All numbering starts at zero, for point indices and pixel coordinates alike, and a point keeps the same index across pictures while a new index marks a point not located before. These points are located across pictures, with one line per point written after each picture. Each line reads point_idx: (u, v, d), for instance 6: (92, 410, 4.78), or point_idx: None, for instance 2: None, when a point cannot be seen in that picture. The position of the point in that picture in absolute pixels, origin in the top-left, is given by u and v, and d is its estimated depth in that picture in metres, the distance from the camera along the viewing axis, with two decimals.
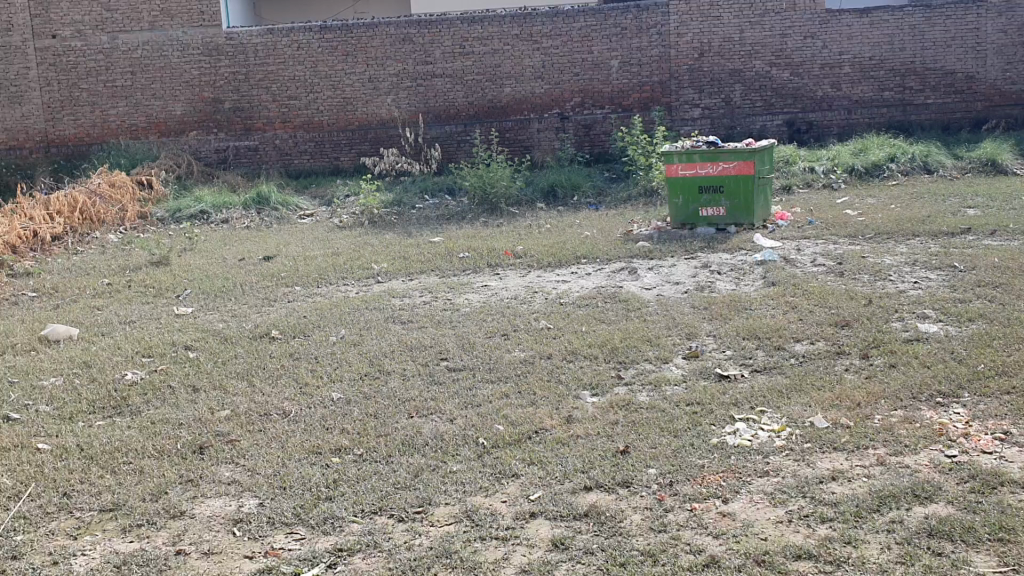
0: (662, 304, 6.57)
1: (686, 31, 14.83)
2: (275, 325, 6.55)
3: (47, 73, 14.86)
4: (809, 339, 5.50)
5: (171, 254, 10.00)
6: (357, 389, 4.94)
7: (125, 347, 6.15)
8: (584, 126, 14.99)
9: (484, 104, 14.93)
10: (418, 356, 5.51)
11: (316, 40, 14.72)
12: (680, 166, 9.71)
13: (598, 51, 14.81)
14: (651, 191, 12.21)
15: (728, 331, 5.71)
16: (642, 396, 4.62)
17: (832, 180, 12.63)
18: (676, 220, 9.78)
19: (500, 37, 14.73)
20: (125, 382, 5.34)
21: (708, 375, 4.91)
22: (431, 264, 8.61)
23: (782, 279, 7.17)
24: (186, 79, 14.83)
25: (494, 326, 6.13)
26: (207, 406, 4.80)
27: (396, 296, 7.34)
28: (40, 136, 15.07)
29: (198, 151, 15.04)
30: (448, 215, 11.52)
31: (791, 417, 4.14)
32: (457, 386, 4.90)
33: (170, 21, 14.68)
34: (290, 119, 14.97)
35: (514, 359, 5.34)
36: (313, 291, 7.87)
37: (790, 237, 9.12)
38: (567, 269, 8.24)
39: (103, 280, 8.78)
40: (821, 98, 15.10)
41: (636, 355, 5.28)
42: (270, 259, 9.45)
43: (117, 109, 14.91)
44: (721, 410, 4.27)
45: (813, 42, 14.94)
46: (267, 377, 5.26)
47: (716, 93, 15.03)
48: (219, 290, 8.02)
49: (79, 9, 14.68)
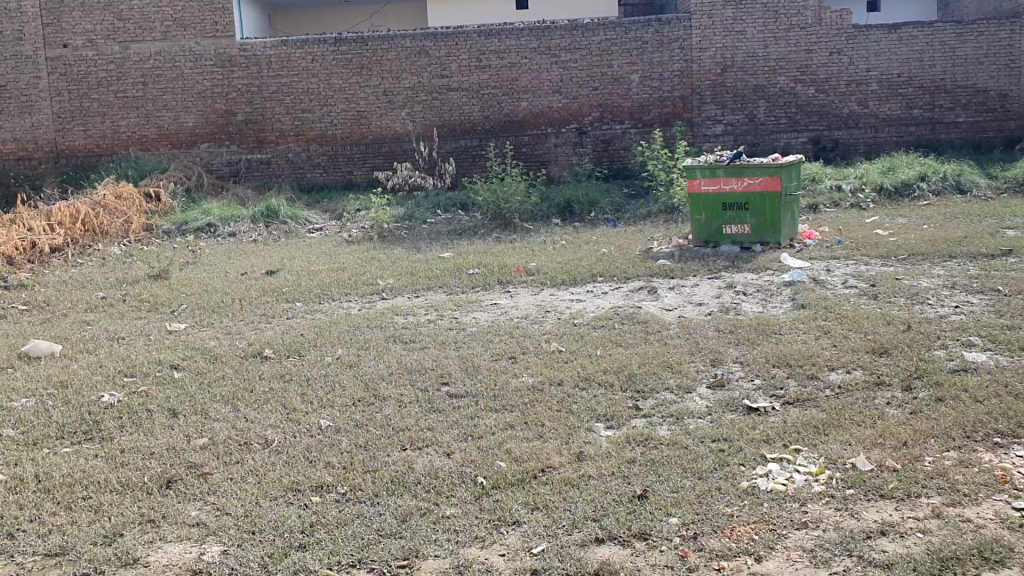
0: (684, 327, 6.12)
1: (709, 46, 14.38)
2: (270, 343, 6.14)
3: (57, 83, 14.59)
4: (845, 367, 5.03)
5: (173, 267, 9.65)
6: (348, 416, 4.52)
7: (108, 366, 5.74)
8: (603, 142, 14.60)
9: (500, 118, 14.55)
10: (418, 380, 5.08)
11: (330, 52, 14.38)
12: (703, 181, 9.26)
13: (618, 66, 14.40)
14: (673, 207, 11.76)
15: (756, 357, 5.25)
16: (662, 430, 4.16)
17: (860, 199, 12.13)
18: (698, 237, 9.34)
19: (517, 50, 14.34)
20: (101, 405, 4.92)
21: (735, 407, 4.45)
22: (438, 280, 8.20)
23: (813, 301, 6.71)
24: (198, 89, 14.52)
25: (501, 348, 5.69)
26: (184, 433, 4.38)
27: (400, 313, 6.93)
28: (49, 147, 14.79)
29: (209, 164, 14.72)
30: (460, 230, 11.14)
31: (829, 457, 3.68)
32: (457, 414, 4.46)
33: (183, 31, 14.38)
34: (303, 132, 14.64)
35: (522, 385, 4.89)
36: (314, 307, 7.48)
37: (818, 257, 8.65)
38: (582, 287, 7.81)
39: (98, 294, 8.41)
40: (848, 116, 14.64)
41: (655, 383, 4.83)
42: (273, 273, 9.07)
43: (127, 119, 14.62)
44: (751, 449, 3.81)
45: (840, 58, 14.48)
46: (254, 402, 4.84)
47: (739, 109, 14.59)
48: (216, 306, 7.63)
49: (91, 19, 14.41)
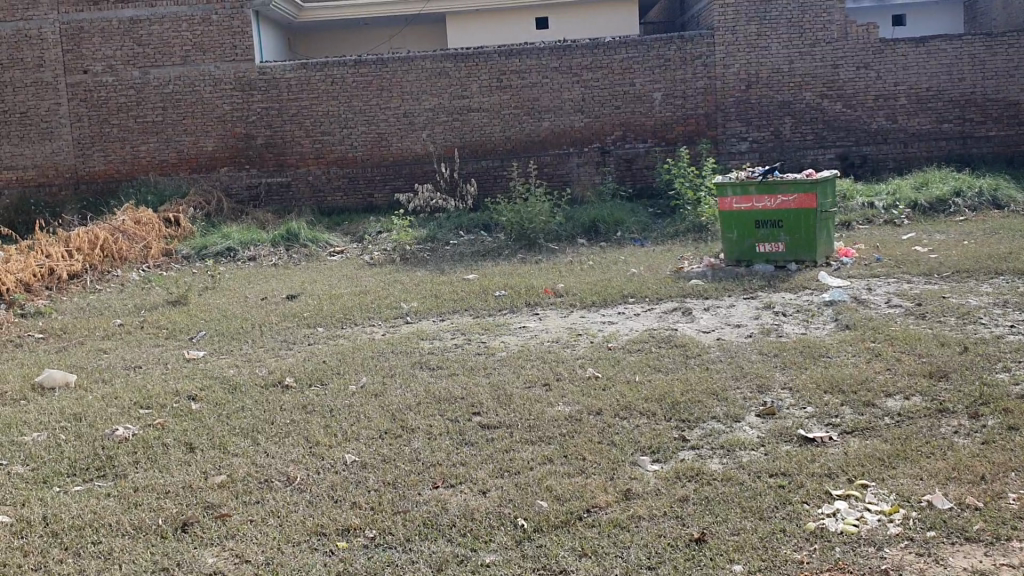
0: (725, 350, 5.82)
1: (733, 63, 14.13)
2: (291, 371, 5.89)
3: (77, 108, 14.49)
4: (902, 393, 4.70)
5: (191, 293, 9.45)
6: (374, 450, 4.24)
7: (123, 397, 5.49)
8: (626, 161, 14.35)
9: (522, 138, 14.33)
10: (446, 410, 4.80)
11: (350, 74, 14.23)
12: (735, 199, 8.99)
13: (641, 84, 14.16)
14: (701, 226, 11.47)
15: (806, 383, 4.93)
16: (713, 464, 3.87)
17: (894, 215, 11.79)
18: (731, 256, 9.06)
19: (538, 70, 14.14)
20: (115, 439, 4.66)
21: (790, 437, 4.14)
22: (463, 303, 7.94)
23: (858, 322, 6.40)
24: (218, 114, 14.39)
25: (534, 375, 5.40)
26: (201, 470, 4.11)
27: (425, 338, 6.67)
28: (69, 173, 14.70)
29: (229, 188, 14.57)
30: (483, 251, 10.89)
31: (900, 493, 3.37)
32: (490, 448, 4.18)
33: (202, 55, 14.26)
34: (323, 155, 14.47)
35: (558, 415, 4.60)
36: (336, 332, 7.24)
37: (857, 275, 8.33)
38: (613, 309, 7.52)
39: (116, 321, 8.21)
40: (877, 131, 14.32)
41: (700, 413, 4.53)
42: (293, 298, 8.85)
43: (147, 144, 14.51)
44: (813, 484, 3.51)
45: (867, 72, 14.18)
46: (274, 435, 4.58)
47: (766, 126, 14.30)
48: (236, 332, 7.39)
49: (110, 44, 14.32)
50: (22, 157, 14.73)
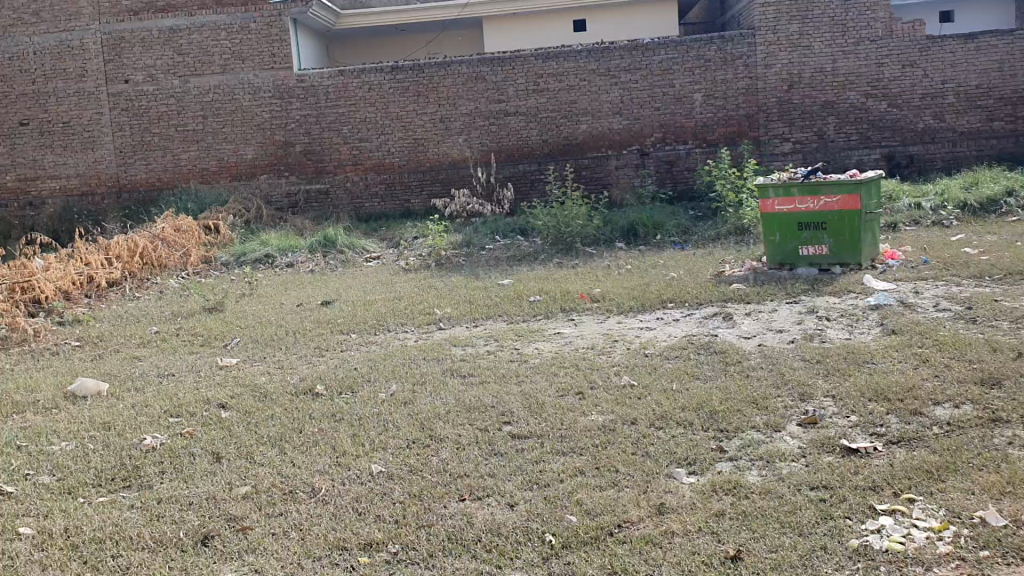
0: (765, 357, 5.63)
1: (774, 63, 13.87)
2: (322, 379, 5.81)
3: (119, 118, 14.65)
4: (952, 401, 4.49)
5: (228, 299, 9.45)
6: (402, 460, 4.14)
7: (154, 405, 5.45)
8: (666, 163, 14.15)
9: (560, 142, 14.20)
10: (476, 419, 4.68)
11: (387, 80, 14.21)
12: (777, 201, 8.77)
13: (680, 85, 13.95)
14: (743, 228, 11.25)
15: (850, 391, 4.74)
16: (752, 476, 3.71)
17: (943, 216, 11.46)
18: (773, 259, 8.84)
19: (576, 73, 14.01)
20: (143, 449, 4.62)
21: (832, 448, 3.96)
22: (499, 308, 7.83)
23: (905, 326, 6.17)
24: (257, 122, 14.45)
25: (567, 383, 5.27)
26: (226, 481, 4.04)
27: (459, 344, 6.57)
28: (112, 182, 14.86)
29: (268, 195, 14.62)
30: (520, 256, 10.77)
31: (950, 508, 3.18)
32: (520, 459, 4.05)
33: (241, 64, 14.34)
34: (361, 161, 14.47)
35: (591, 425, 4.46)
36: (369, 338, 7.17)
37: (904, 278, 8.08)
38: (651, 315, 7.36)
39: (152, 328, 8.22)
40: (924, 130, 13.97)
41: (739, 422, 4.36)
42: (328, 304, 8.81)
43: (188, 153, 14.62)
44: (856, 498, 3.34)
45: (913, 70, 13.85)
46: (301, 444, 4.49)
47: (808, 126, 14.02)
48: (270, 339, 7.35)
49: (151, 54, 14.46)
50: (66, 166, 14.92)
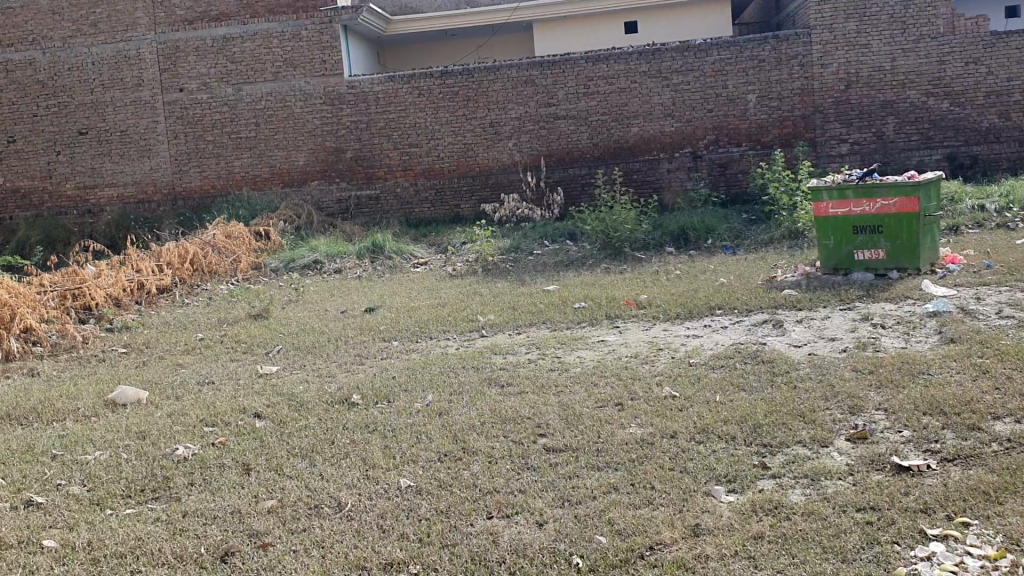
0: (815, 367, 5.40)
1: (831, 62, 13.52)
2: (359, 388, 5.74)
3: (174, 126, 14.84)
4: (1013, 416, 4.23)
5: (274, 306, 9.47)
6: (432, 474, 4.03)
7: (190, 414, 5.42)
8: (718, 166, 13.89)
9: (610, 145, 14.02)
10: (512, 431, 4.56)
11: (436, 86, 14.17)
12: (831, 203, 8.49)
13: (733, 86, 13.68)
14: (797, 232, 10.95)
15: (904, 404, 4.51)
16: (795, 496, 3.52)
17: (1007, 218, 11.04)
18: (827, 264, 8.54)
19: (627, 75, 13.82)
20: (174, 459, 4.58)
21: (882, 466, 3.75)
22: (542, 315, 7.69)
23: (964, 334, 5.90)
24: (308, 128, 14.53)
25: (607, 393, 5.11)
26: (253, 494, 3.97)
27: (500, 352, 6.45)
28: (167, 189, 15.05)
29: (319, 202, 14.68)
30: (567, 261, 10.62)
31: (1008, 535, 2.97)
32: (553, 473, 3.92)
33: (292, 71, 14.42)
34: (410, 167, 14.45)
35: (629, 438, 4.31)
36: (411, 346, 7.10)
37: (965, 284, 7.75)
38: (698, 322, 7.16)
39: (197, 334, 8.24)
40: (988, 129, 13.51)
41: (784, 437, 4.17)
42: (371, 310, 8.77)
43: (240, 160, 14.75)
44: (905, 521, 3.13)
45: (977, 68, 13.40)
46: (332, 456, 4.41)
47: (866, 127, 13.63)
48: (311, 346, 7.32)
49: (205, 62, 14.61)
50: (123, 174, 15.16)
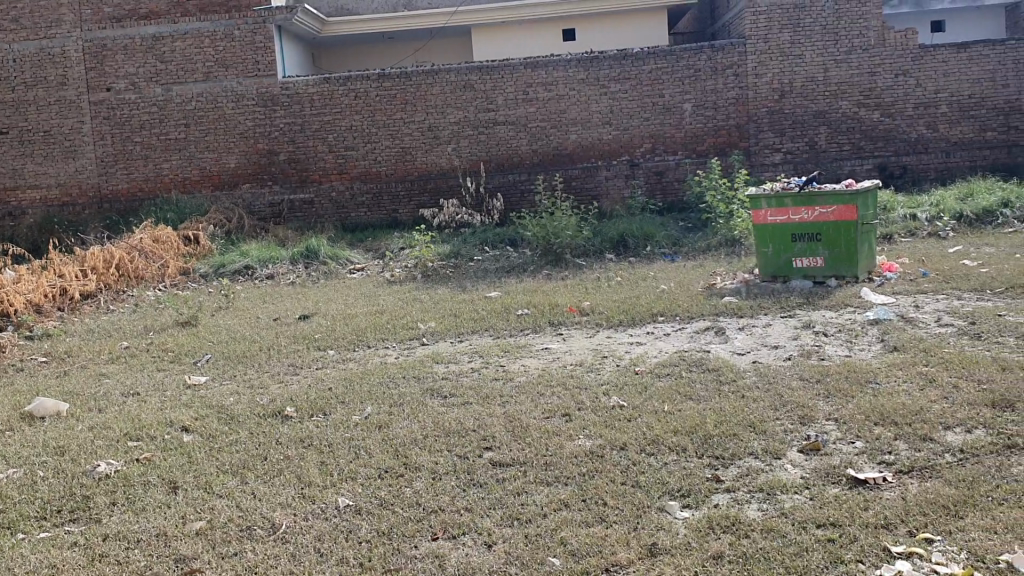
0: (762, 376, 5.32)
1: (766, 72, 13.63)
2: (293, 400, 5.49)
3: (100, 126, 14.29)
4: (964, 426, 4.18)
5: (203, 312, 9.11)
6: (372, 492, 3.83)
7: (114, 427, 5.10)
8: (656, 174, 13.89)
9: (549, 151, 13.93)
10: (456, 444, 4.37)
11: (372, 89, 13.91)
12: (770, 211, 8.48)
13: (670, 95, 13.70)
14: (735, 240, 10.97)
15: (855, 414, 4.44)
16: (751, 511, 3.41)
17: (938, 227, 11.21)
18: (766, 271, 8.56)
19: (565, 81, 13.74)
20: (96, 476, 4.29)
21: (838, 479, 3.66)
22: (484, 323, 7.51)
23: (906, 343, 5.89)
24: (240, 130, 14.13)
25: (553, 403, 4.95)
26: (179, 515, 3.72)
27: (441, 361, 6.26)
28: (92, 192, 14.50)
29: (251, 206, 14.29)
30: (507, 268, 10.46)
31: (973, 551, 2.90)
32: (500, 490, 3.75)
33: (224, 71, 14.00)
34: (346, 171, 14.15)
35: (578, 450, 4.16)
36: (348, 355, 6.85)
37: (903, 292, 7.79)
38: (641, 329, 7.06)
39: (122, 343, 7.85)
40: (916, 140, 13.75)
41: (735, 448, 4.06)
42: (307, 318, 8.48)
43: (169, 162, 14.28)
44: (867, 538, 3.05)
45: (906, 80, 13.63)
46: (265, 473, 4.18)
47: (800, 136, 13.77)
48: (243, 355, 7.02)
49: (134, 61, 14.10)
50: (45, 175, 14.55)
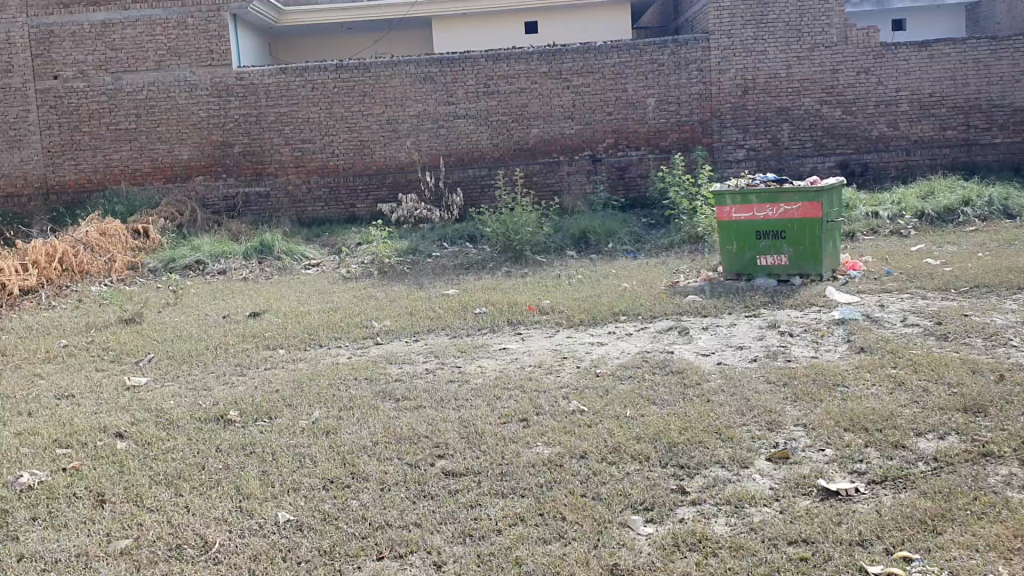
0: (727, 378, 5.14)
1: (729, 68, 13.51)
2: (237, 403, 5.19)
3: (47, 116, 13.78)
4: (936, 432, 4.02)
5: (149, 310, 8.75)
6: (315, 506, 3.57)
7: (44, 433, 4.78)
8: (618, 169, 13.72)
9: (510, 145, 13.68)
10: (407, 452, 4.12)
11: (330, 80, 13.57)
12: (734, 208, 8.29)
13: (633, 89, 13.53)
14: (698, 237, 10.82)
15: (824, 419, 4.26)
16: (719, 526, 3.21)
17: (900, 225, 11.15)
18: (730, 270, 8.38)
19: (527, 75, 13.50)
20: (18, 487, 3.98)
21: (808, 490, 3.48)
22: (441, 321, 7.26)
23: (874, 344, 5.74)
24: (194, 121, 13.71)
25: (510, 408, 4.72)
26: (103, 532, 3.43)
27: (395, 361, 6.00)
28: (38, 183, 13.99)
29: (204, 198, 13.88)
30: (466, 264, 10.22)
31: (955, 572, 2.77)
32: (452, 503, 3.52)
33: (176, 60, 13.58)
34: (302, 163, 13.80)
35: (536, 459, 3.93)
36: (299, 354, 6.57)
37: (868, 291, 7.67)
38: (603, 329, 6.86)
39: (60, 341, 7.47)
40: (877, 138, 13.71)
41: (701, 457, 3.86)
42: (258, 315, 8.17)
43: (119, 153, 13.82)
44: (842, 557, 2.92)
45: (867, 78, 13.58)
46: (201, 484, 3.90)
47: (763, 133, 13.67)
48: (188, 355, 6.69)
49: (82, 49, 13.61)
50: None
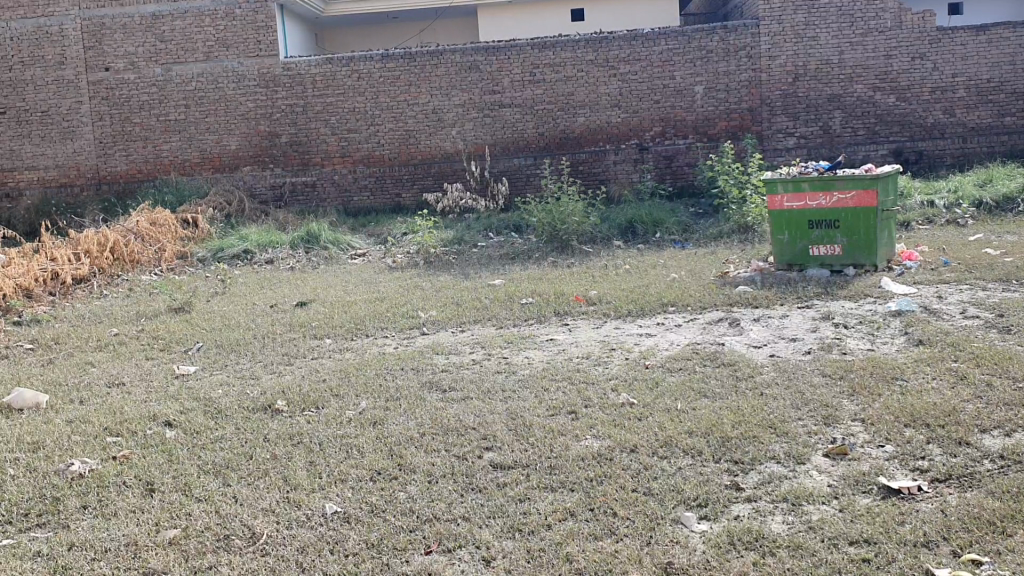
0: (781, 371, 5.01)
1: (779, 54, 13.25)
2: (284, 393, 5.18)
3: (99, 107, 13.96)
4: (1001, 429, 3.86)
5: (197, 299, 8.81)
6: (362, 498, 3.54)
7: (95, 422, 4.80)
8: (665, 158, 13.54)
9: (556, 134, 13.57)
10: (454, 445, 4.07)
11: (375, 69, 13.57)
12: (786, 197, 8.14)
13: (681, 77, 13.33)
14: (747, 226, 10.64)
15: (883, 414, 4.12)
16: (775, 525, 3.12)
17: (957, 215, 10.85)
18: (781, 260, 8.21)
19: (573, 63, 13.38)
20: (68, 475, 3.99)
21: (869, 488, 3.36)
22: (486, 312, 7.21)
23: (933, 336, 5.56)
24: (242, 111, 13.79)
25: (558, 400, 4.65)
26: (152, 521, 3.44)
27: (442, 352, 5.97)
28: (90, 173, 14.18)
29: (253, 188, 13.96)
30: (512, 254, 10.14)
31: None
32: (501, 496, 3.46)
33: (224, 51, 13.68)
34: (348, 153, 13.80)
35: (585, 452, 3.85)
36: (345, 345, 6.56)
37: (925, 282, 7.45)
38: (651, 320, 6.75)
39: (111, 330, 7.54)
40: (933, 125, 13.36)
41: (756, 452, 3.75)
42: (304, 305, 8.18)
43: (169, 143, 13.95)
44: (907, 559, 2.80)
45: (923, 63, 13.22)
46: (249, 474, 3.89)
47: (814, 120, 13.40)
48: (236, 344, 6.71)
49: (132, 41, 13.77)
50: (43, 157, 14.23)
